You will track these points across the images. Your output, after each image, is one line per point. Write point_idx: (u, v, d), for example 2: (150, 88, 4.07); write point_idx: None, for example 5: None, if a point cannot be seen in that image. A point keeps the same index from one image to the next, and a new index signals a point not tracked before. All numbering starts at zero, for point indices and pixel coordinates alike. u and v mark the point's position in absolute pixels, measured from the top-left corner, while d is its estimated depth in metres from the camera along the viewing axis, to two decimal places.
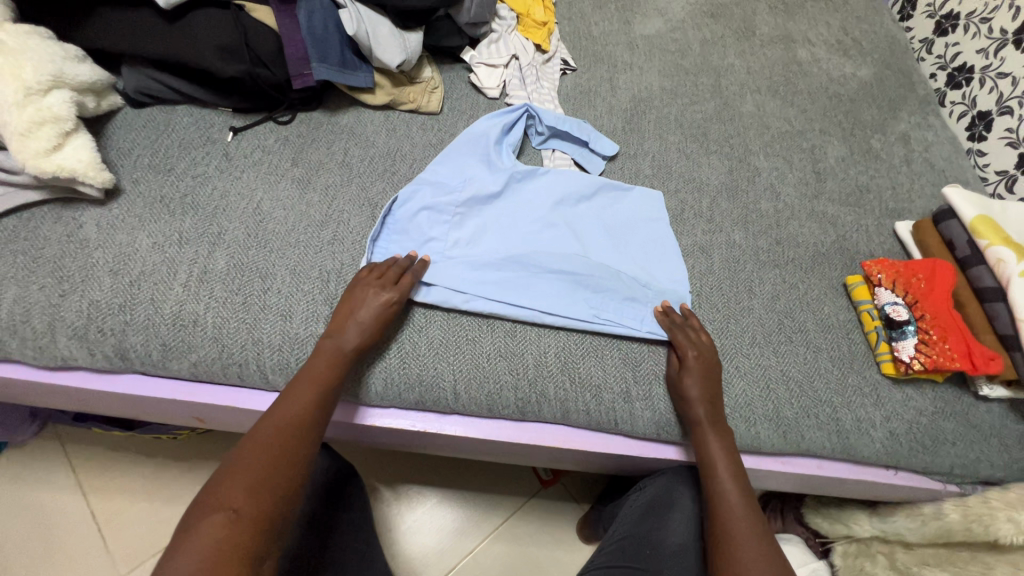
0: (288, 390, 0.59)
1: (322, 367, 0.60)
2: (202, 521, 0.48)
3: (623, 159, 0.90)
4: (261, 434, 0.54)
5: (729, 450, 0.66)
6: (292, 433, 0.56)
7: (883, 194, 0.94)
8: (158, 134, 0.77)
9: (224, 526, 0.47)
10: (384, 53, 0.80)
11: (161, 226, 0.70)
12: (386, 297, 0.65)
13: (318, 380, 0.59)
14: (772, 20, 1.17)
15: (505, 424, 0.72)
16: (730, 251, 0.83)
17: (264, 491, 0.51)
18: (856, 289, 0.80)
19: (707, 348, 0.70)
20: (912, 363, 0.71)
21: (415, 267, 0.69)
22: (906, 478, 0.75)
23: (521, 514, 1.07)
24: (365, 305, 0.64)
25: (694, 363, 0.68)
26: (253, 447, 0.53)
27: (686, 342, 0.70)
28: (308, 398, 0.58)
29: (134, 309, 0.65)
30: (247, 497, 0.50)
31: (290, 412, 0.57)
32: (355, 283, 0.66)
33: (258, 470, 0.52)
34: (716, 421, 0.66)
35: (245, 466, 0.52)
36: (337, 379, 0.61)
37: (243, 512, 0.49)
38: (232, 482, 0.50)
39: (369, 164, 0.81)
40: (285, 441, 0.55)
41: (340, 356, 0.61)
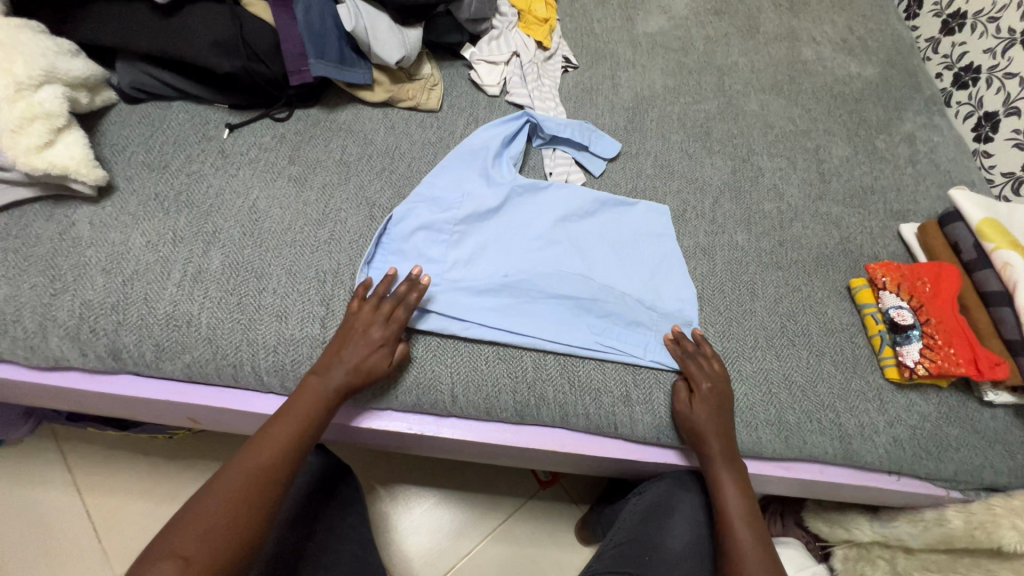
0: (266, 430, 0.58)
1: (306, 408, 0.59)
2: (148, 569, 0.48)
3: (625, 158, 0.88)
4: (228, 477, 0.54)
5: (739, 489, 0.65)
6: (262, 479, 0.55)
7: (888, 196, 0.93)
8: (153, 131, 0.76)
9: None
10: (383, 50, 0.79)
11: (155, 224, 0.69)
12: (378, 334, 0.63)
13: (298, 422, 0.59)
14: (777, 18, 1.15)
15: (504, 428, 0.71)
16: (733, 253, 0.82)
17: (219, 540, 0.50)
18: (860, 292, 0.78)
19: (720, 378, 0.68)
20: (917, 368, 0.70)
21: (410, 293, 0.66)
22: (908, 484, 0.74)
23: (519, 515, 1.06)
24: (355, 342, 0.62)
25: (705, 396, 0.66)
26: (218, 491, 0.53)
27: (698, 371, 0.68)
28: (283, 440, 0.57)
29: (127, 309, 0.64)
30: (201, 545, 0.50)
31: (263, 457, 0.56)
32: (348, 316, 0.64)
33: (216, 517, 0.51)
34: (727, 459, 0.65)
35: (205, 513, 0.51)
36: (315, 420, 0.60)
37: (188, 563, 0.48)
38: (187, 531, 0.50)
39: (367, 162, 0.80)
40: (251, 487, 0.54)
41: (324, 395, 0.60)
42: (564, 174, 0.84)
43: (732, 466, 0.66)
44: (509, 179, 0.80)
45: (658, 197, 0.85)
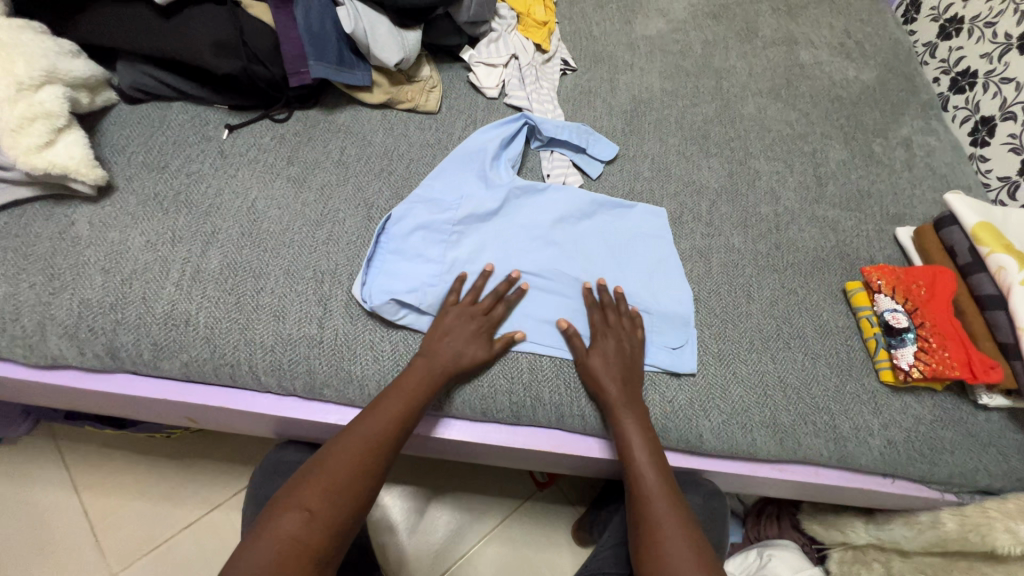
0: (381, 401, 0.61)
1: (416, 387, 0.62)
2: (281, 518, 0.52)
3: (622, 160, 0.89)
4: (342, 444, 0.58)
5: (645, 433, 0.65)
6: (372, 447, 0.58)
7: (884, 199, 0.93)
8: (152, 131, 0.77)
9: (299, 526, 0.52)
10: (382, 52, 0.80)
11: (154, 224, 0.69)
12: (479, 325, 0.67)
13: (410, 394, 0.61)
14: (775, 22, 1.16)
15: (499, 427, 0.71)
16: (729, 255, 0.82)
17: (336, 501, 0.54)
18: (855, 295, 0.79)
19: (623, 329, 0.71)
20: (912, 371, 0.70)
21: (515, 298, 0.71)
22: (903, 486, 0.75)
23: (516, 517, 1.06)
24: (463, 328, 0.66)
25: (609, 345, 0.69)
26: (333, 455, 0.57)
27: (600, 323, 0.71)
28: (393, 413, 0.60)
29: (125, 307, 0.65)
30: (325, 500, 0.54)
31: (370, 427, 0.59)
32: (445, 309, 0.68)
33: (334, 479, 0.55)
34: (634, 404, 0.66)
35: (327, 474, 0.55)
36: (425, 398, 0.62)
37: (317, 517, 0.53)
38: (314, 488, 0.54)
39: (366, 163, 0.80)
40: (362, 453, 0.57)
41: (434, 376, 0.63)
42: (561, 176, 0.84)
43: (637, 411, 0.66)
44: (507, 181, 0.81)
45: (655, 200, 0.86)
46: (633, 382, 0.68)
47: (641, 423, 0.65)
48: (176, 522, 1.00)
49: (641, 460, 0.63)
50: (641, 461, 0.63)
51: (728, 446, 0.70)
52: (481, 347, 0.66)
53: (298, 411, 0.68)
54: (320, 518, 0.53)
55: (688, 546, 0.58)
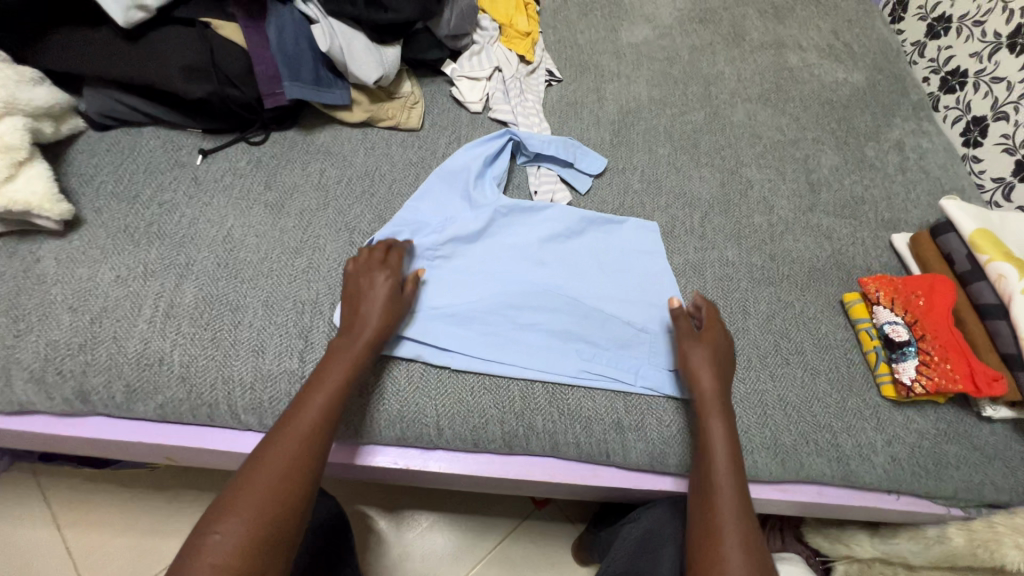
0: (301, 399, 0.56)
1: (341, 368, 0.59)
2: (208, 534, 0.47)
3: (611, 173, 0.86)
4: (274, 448, 0.52)
5: (729, 441, 0.62)
6: (311, 443, 0.54)
7: (878, 205, 0.92)
8: (123, 159, 0.74)
9: (223, 540, 0.46)
10: (360, 70, 0.77)
11: (124, 257, 0.66)
12: (386, 278, 0.65)
13: (336, 381, 0.58)
14: (761, 25, 1.14)
15: (490, 457, 0.68)
16: (723, 269, 0.80)
17: (259, 506, 0.48)
18: (854, 307, 0.77)
19: (720, 341, 0.68)
20: (914, 386, 0.69)
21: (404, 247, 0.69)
22: (908, 502, 0.73)
23: (515, 536, 1.04)
24: (374, 285, 0.64)
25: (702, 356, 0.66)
26: (264, 462, 0.51)
27: (693, 334, 0.68)
28: (319, 400, 0.56)
29: (95, 348, 0.62)
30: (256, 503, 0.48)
31: (295, 426, 0.54)
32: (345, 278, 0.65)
33: (263, 489, 0.49)
34: (712, 409, 0.63)
35: (257, 473, 0.50)
36: (348, 379, 0.59)
37: (241, 527, 0.47)
38: (238, 499, 0.49)
39: (346, 185, 0.78)
40: (293, 450, 0.53)
41: (356, 353, 0.60)
42: (549, 193, 0.82)
43: (719, 420, 0.63)
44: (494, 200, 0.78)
45: (646, 214, 0.83)
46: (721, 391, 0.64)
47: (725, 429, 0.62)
48: (163, 557, 0.96)
49: (721, 468, 0.60)
50: (718, 455, 0.60)
51: None
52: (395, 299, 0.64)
53: None
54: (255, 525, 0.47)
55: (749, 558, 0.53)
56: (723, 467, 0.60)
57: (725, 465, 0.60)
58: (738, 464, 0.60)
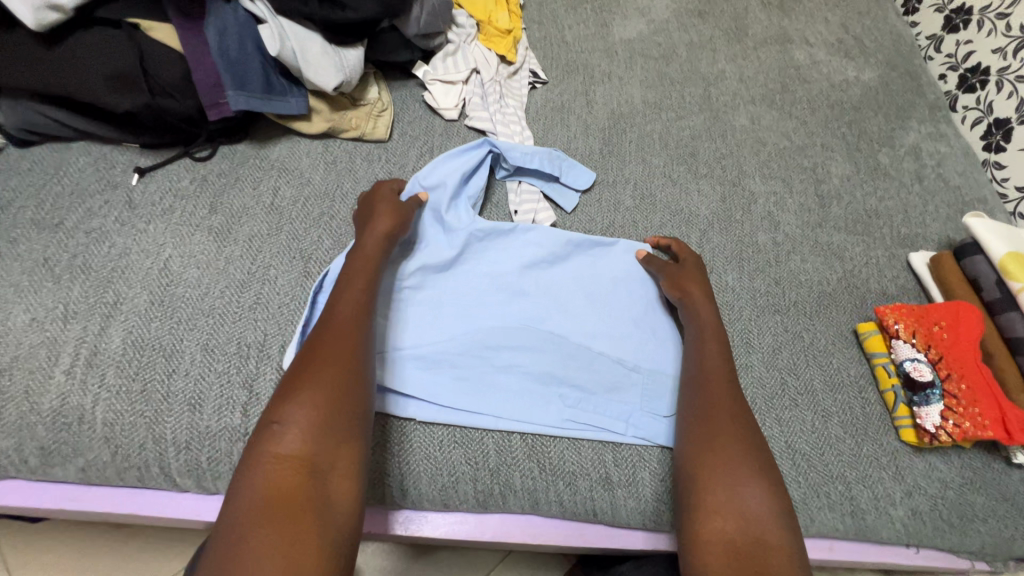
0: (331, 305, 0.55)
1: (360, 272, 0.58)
2: (270, 429, 0.47)
3: (599, 187, 0.78)
4: (316, 354, 0.51)
5: (726, 362, 0.61)
6: (357, 338, 0.53)
7: (894, 219, 0.84)
8: (46, 181, 0.65)
9: (285, 437, 0.46)
10: (316, 75, 0.69)
11: (42, 297, 0.58)
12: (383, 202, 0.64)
13: (363, 281, 0.57)
14: (765, 18, 1.05)
15: (463, 516, 0.61)
16: (724, 296, 0.72)
17: (315, 400, 0.48)
18: (870, 339, 0.69)
19: (706, 287, 0.68)
20: (938, 434, 0.61)
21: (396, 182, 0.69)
22: (928, 556, 0.65)
23: (504, 568, 0.95)
24: (377, 209, 0.64)
25: (694, 293, 0.66)
26: (311, 365, 0.50)
27: (683, 278, 0.68)
28: (351, 298, 0.56)
29: (4, 405, 0.53)
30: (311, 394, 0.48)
31: (328, 329, 0.53)
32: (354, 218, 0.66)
33: (316, 385, 0.49)
34: (708, 330, 0.63)
35: (307, 369, 0.50)
36: (370, 277, 0.58)
37: (299, 423, 0.47)
38: (294, 397, 0.48)
39: (303, 207, 0.69)
40: (336, 349, 0.52)
41: (370, 259, 0.59)
42: (531, 213, 0.74)
43: (716, 339, 0.62)
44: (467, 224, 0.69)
45: (639, 234, 0.75)
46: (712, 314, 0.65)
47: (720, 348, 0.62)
48: None
49: (723, 384, 0.59)
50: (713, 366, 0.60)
51: None
52: (397, 212, 0.64)
53: None
54: (315, 420, 0.47)
55: (761, 477, 0.52)
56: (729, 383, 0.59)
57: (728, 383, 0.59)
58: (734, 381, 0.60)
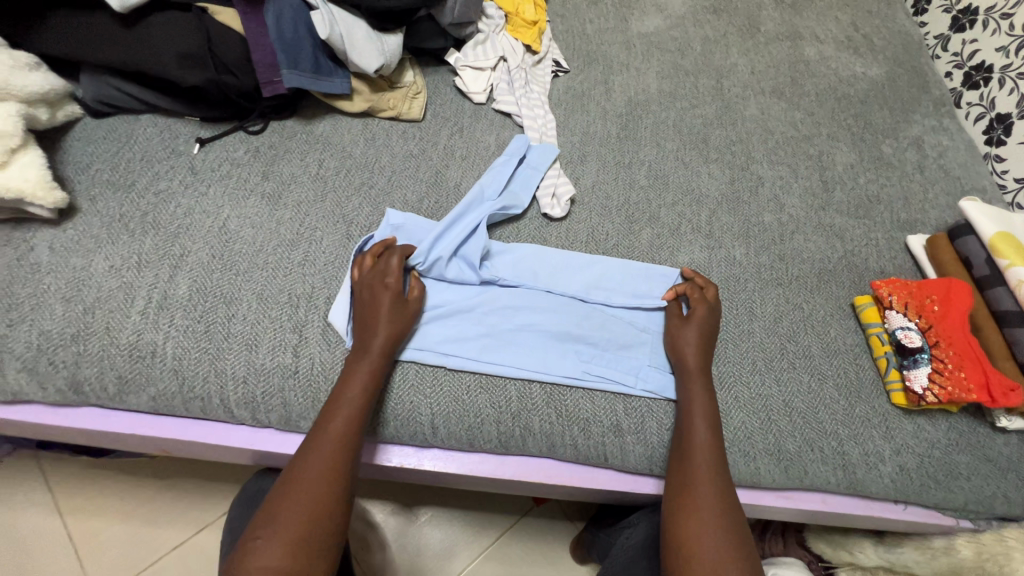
0: (319, 424, 0.57)
1: (360, 384, 0.59)
2: (248, 549, 0.50)
3: (616, 168, 0.84)
4: (297, 475, 0.54)
5: (714, 448, 0.61)
6: (339, 456, 0.55)
7: (894, 205, 0.89)
8: (120, 147, 0.73)
9: (261, 556, 0.49)
10: (360, 58, 0.75)
11: (119, 247, 0.66)
12: (387, 297, 0.63)
13: (360, 394, 0.58)
14: (778, 16, 1.11)
15: (486, 457, 0.67)
16: (730, 269, 0.78)
17: (294, 524, 0.51)
18: (866, 310, 0.74)
19: (709, 333, 0.68)
20: (925, 395, 0.66)
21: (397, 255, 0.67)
22: (914, 513, 0.71)
23: (514, 531, 1.03)
24: (379, 307, 0.62)
25: (691, 365, 0.66)
26: (292, 486, 0.53)
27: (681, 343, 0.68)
28: (341, 417, 0.57)
29: (88, 339, 0.61)
30: (289, 520, 0.51)
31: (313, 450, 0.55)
32: (356, 286, 0.64)
33: (296, 507, 0.52)
34: (695, 413, 0.62)
35: (291, 488, 0.53)
36: (367, 392, 0.59)
37: (279, 542, 0.49)
38: (276, 515, 0.51)
39: (345, 177, 0.76)
40: (322, 471, 0.54)
41: (370, 368, 0.60)
42: (551, 186, 0.79)
43: (705, 424, 0.62)
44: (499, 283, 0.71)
45: (652, 211, 0.81)
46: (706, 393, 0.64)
47: (710, 428, 0.62)
48: (162, 545, 0.96)
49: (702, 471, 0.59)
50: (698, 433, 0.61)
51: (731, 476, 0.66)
52: (402, 312, 0.64)
53: (273, 445, 0.65)
54: (288, 542, 0.50)
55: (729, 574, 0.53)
56: (711, 469, 0.59)
57: (708, 465, 0.59)
58: (720, 467, 0.60)
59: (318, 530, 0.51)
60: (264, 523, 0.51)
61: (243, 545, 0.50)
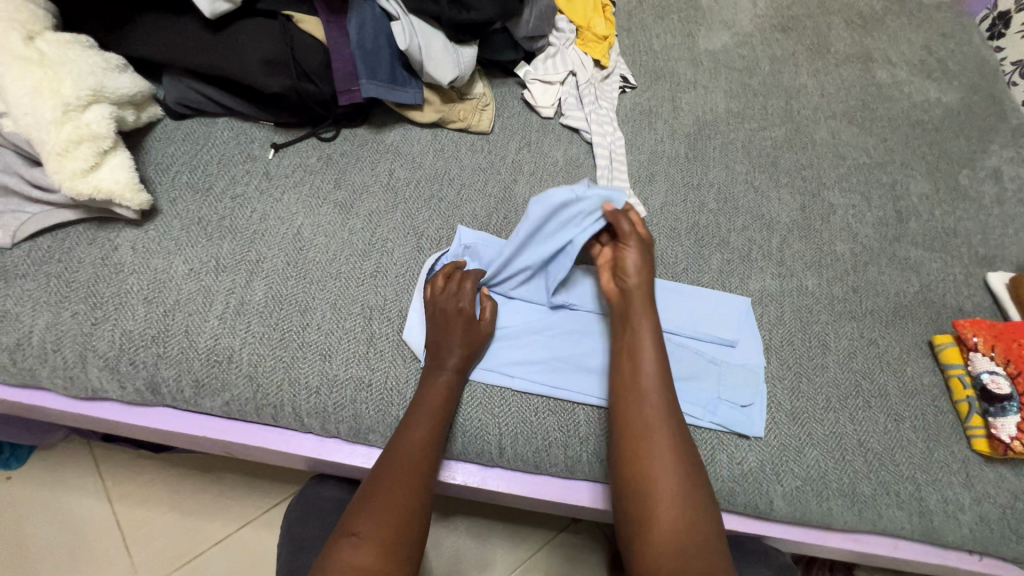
0: (401, 432, 0.58)
1: (440, 396, 0.60)
2: (336, 551, 0.50)
3: (685, 189, 0.83)
4: (385, 479, 0.55)
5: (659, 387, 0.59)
6: (421, 466, 0.56)
7: (972, 239, 0.85)
8: (198, 150, 0.74)
9: (351, 556, 0.49)
10: (436, 70, 0.75)
11: (198, 251, 0.66)
12: (460, 315, 0.63)
13: (440, 405, 0.59)
14: (848, 36, 1.08)
15: (548, 480, 0.67)
16: (802, 299, 0.76)
17: (382, 527, 0.51)
18: (946, 350, 0.72)
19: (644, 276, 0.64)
20: (1013, 444, 0.64)
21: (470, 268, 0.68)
22: (991, 565, 0.68)
23: (552, 548, 1.01)
24: (453, 326, 0.63)
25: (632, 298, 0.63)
26: (381, 488, 0.54)
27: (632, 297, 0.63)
28: (424, 427, 0.58)
29: (168, 340, 0.62)
30: (375, 525, 0.51)
31: (399, 454, 0.56)
32: (429, 302, 0.65)
33: (386, 508, 0.53)
34: (644, 378, 0.59)
35: (378, 494, 0.53)
36: (446, 404, 0.60)
37: (371, 542, 0.50)
38: (368, 516, 0.52)
39: (415, 188, 0.76)
40: (406, 478, 0.55)
41: (447, 381, 0.61)
42: None
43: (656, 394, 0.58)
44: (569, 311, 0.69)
45: (722, 235, 0.79)
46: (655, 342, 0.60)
47: (666, 401, 0.58)
48: (207, 539, 0.96)
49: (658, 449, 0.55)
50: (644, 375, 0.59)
51: (801, 515, 0.64)
52: (476, 330, 0.64)
53: (339, 454, 0.65)
54: (377, 545, 0.50)
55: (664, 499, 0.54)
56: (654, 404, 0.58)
57: (670, 443, 0.56)
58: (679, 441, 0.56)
59: (403, 536, 0.52)
60: (352, 526, 0.52)
61: (330, 548, 0.51)
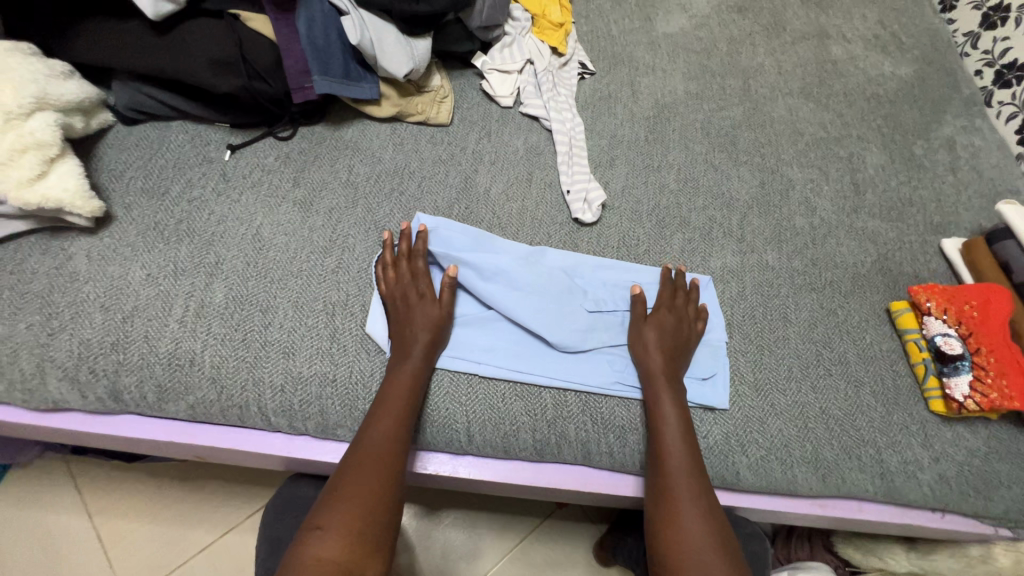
0: (369, 421, 0.58)
1: (406, 381, 0.60)
2: (304, 540, 0.51)
3: (646, 172, 0.83)
4: (352, 468, 0.55)
5: (686, 434, 0.61)
6: (391, 452, 0.56)
7: (927, 207, 0.87)
8: (152, 154, 0.73)
9: (319, 545, 0.50)
10: (390, 63, 0.75)
11: (155, 256, 0.66)
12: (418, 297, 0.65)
13: (408, 390, 0.60)
14: (804, 15, 1.09)
15: (520, 465, 0.67)
16: (763, 273, 0.77)
17: (350, 513, 0.52)
18: (902, 316, 0.73)
19: (668, 345, 0.67)
20: (966, 402, 0.66)
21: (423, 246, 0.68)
22: (953, 521, 0.70)
23: (538, 534, 1.02)
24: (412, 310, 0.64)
25: (656, 365, 0.65)
26: (350, 475, 0.54)
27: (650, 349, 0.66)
28: (391, 413, 0.58)
29: (127, 347, 0.61)
30: (344, 512, 0.52)
31: (367, 443, 0.56)
32: (386, 289, 0.66)
33: (354, 495, 0.53)
34: (671, 446, 0.61)
35: (346, 483, 0.54)
36: (413, 386, 0.60)
37: (336, 531, 0.51)
38: (335, 504, 0.52)
39: (375, 182, 0.76)
40: (375, 465, 0.55)
41: (412, 364, 0.61)
42: (582, 191, 0.78)
43: (680, 455, 0.60)
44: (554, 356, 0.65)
45: (683, 215, 0.80)
46: (681, 426, 0.62)
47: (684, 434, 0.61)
48: (189, 546, 0.96)
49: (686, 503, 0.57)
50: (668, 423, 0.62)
51: (768, 483, 0.66)
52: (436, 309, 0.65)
53: (309, 452, 0.65)
54: (344, 532, 0.51)
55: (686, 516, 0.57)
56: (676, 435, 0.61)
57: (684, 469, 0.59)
58: (708, 520, 0.57)
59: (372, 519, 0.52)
60: (321, 515, 0.52)
61: (300, 537, 0.51)
